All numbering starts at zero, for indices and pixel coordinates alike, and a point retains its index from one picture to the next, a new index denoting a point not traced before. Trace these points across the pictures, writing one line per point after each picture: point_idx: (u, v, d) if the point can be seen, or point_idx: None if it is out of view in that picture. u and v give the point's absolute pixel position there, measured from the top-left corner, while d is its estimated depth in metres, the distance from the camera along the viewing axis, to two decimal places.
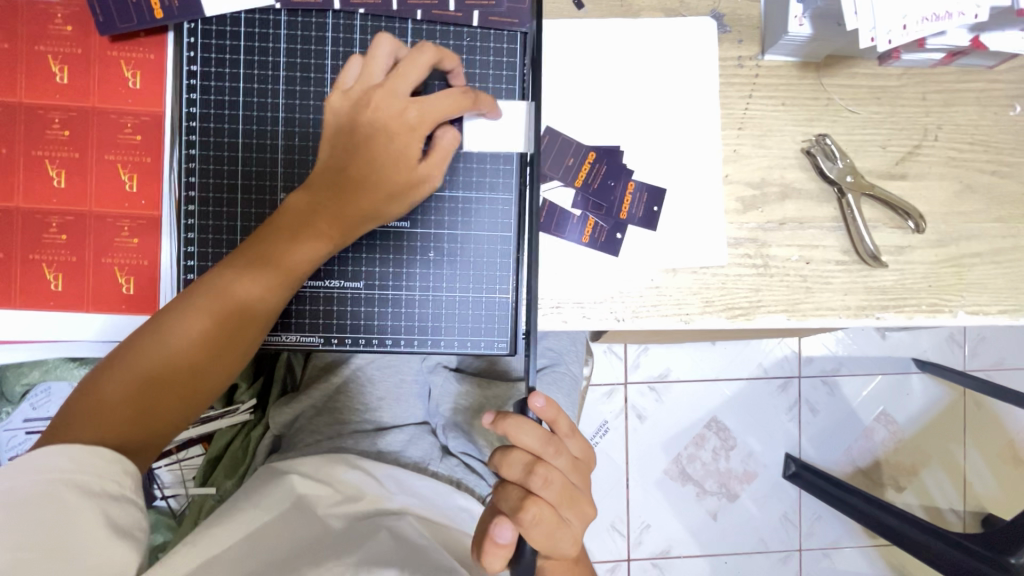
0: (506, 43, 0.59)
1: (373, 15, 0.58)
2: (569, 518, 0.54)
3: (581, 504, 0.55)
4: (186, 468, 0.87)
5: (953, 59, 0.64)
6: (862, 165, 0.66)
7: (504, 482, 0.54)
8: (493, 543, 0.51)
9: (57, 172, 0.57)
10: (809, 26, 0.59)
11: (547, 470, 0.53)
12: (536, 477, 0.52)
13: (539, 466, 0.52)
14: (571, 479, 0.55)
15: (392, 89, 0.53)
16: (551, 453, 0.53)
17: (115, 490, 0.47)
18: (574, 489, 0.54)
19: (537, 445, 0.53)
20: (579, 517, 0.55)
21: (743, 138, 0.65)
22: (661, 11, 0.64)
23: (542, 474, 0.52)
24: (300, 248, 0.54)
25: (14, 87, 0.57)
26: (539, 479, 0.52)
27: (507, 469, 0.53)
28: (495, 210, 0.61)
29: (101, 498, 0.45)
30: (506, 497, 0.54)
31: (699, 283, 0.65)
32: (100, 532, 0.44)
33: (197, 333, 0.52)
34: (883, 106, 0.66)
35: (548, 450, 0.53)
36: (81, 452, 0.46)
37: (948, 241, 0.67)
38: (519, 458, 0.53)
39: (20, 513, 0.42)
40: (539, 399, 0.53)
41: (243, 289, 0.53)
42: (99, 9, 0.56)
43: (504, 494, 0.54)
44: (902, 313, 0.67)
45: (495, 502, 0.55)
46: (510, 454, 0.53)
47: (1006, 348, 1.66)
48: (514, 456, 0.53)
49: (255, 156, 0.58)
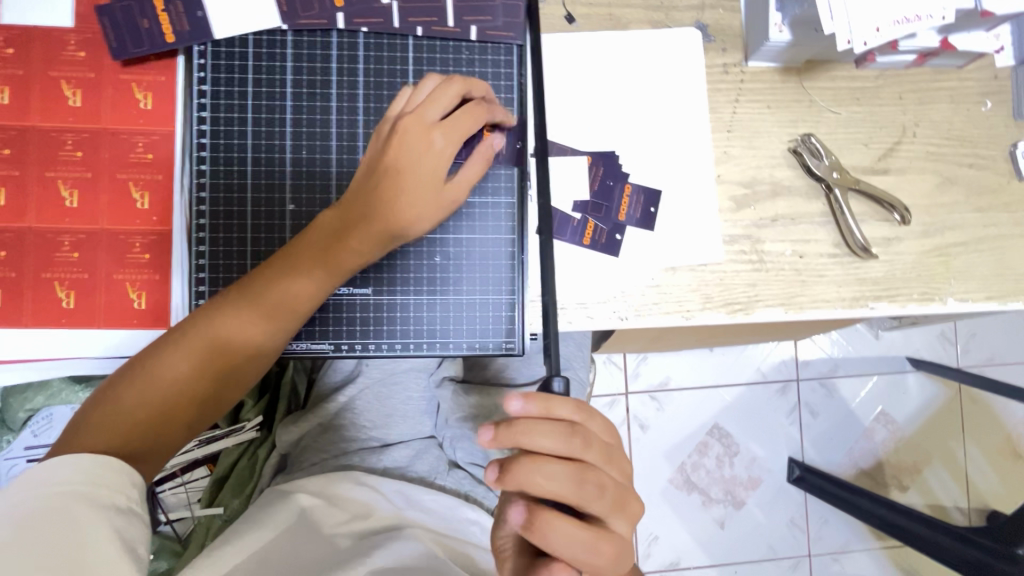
0: (503, 56, 0.62)
1: (375, 32, 0.60)
2: (623, 524, 0.47)
3: (631, 505, 0.48)
4: (192, 490, 0.86)
5: (924, 60, 0.68)
6: (846, 162, 0.69)
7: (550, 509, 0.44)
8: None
9: (69, 192, 0.59)
10: (789, 32, 0.62)
11: (596, 476, 0.45)
12: (584, 487, 0.45)
13: (589, 472, 0.45)
14: (616, 477, 0.48)
15: (422, 115, 0.54)
16: (584, 450, 0.46)
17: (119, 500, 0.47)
18: (623, 489, 0.47)
19: (565, 447, 0.45)
20: (632, 522, 0.48)
21: (733, 140, 0.68)
22: (648, 24, 0.68)
23: (594, 479, 0.45)
24: (304, 279, 0.54)
25: (27, 112, 0.58)
26: (590, 486, 0.45)
27: (543, 488, 0.44)
28: (498, 213, 0.62)
29: (110, 509, 0.46)
30: (556, 530, 0.43)
31: (698, 280, 0.67)
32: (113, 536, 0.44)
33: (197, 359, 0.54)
34: (862, 107, 0.69)
35: (582, 450, 0.46)
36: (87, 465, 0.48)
37: (933, 231, 0.70)
38: (562, 468, 0.45)
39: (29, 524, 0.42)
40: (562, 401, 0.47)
41: (240, 321, 0.54)
42: (114, 36, 0.58)
43: (554, 527, 0.43)
44: (895, 303, 0.69)
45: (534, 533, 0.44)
46: (542, 471, 0.44)
47: (997, 344, 1.69)
48: (547, 471, 0.44)
49: (264, 170, 0.60)
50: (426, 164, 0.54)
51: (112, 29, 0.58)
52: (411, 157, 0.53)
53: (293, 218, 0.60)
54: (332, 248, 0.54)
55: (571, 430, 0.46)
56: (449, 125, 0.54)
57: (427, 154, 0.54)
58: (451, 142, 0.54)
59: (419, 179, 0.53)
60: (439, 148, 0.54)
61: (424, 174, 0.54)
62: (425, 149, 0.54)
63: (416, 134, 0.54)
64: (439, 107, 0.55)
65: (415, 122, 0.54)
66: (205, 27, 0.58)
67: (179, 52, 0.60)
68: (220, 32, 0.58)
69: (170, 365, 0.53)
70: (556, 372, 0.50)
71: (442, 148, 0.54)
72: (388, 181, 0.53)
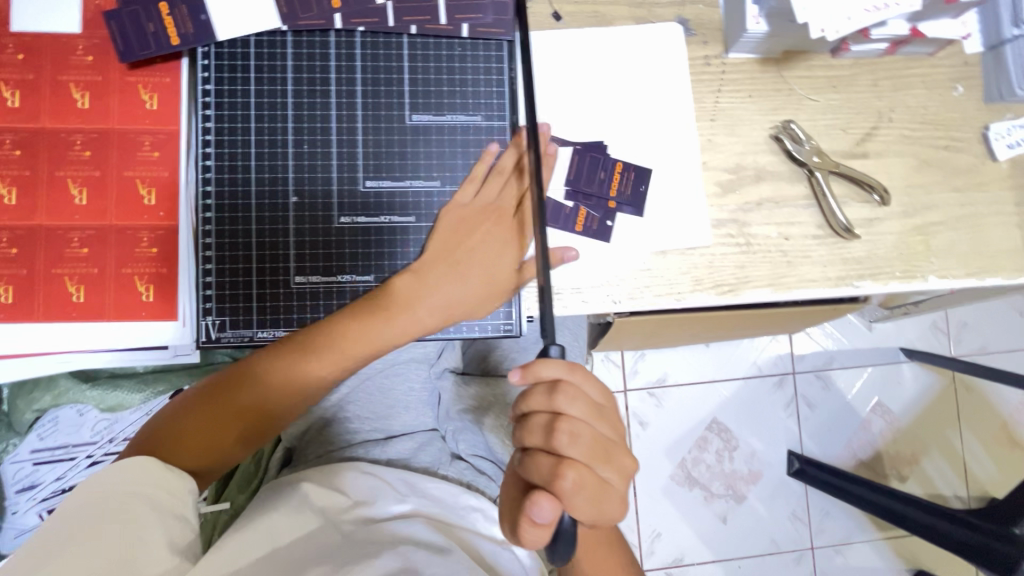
0: (493, 51, 0.65)
1: (371, 31, 0.63)
2: (608, 472, 0.52)
3: (616, 456, 0.53)
4: (197, 488, 0.87)
5: (897, 48, 0.71)
6: (826, 146, 0.72)
7: (530, 453, 0.52)
8: (532, 524, 0.49)
9: (78, 190, 0.61)
10: (765, 23, 0.66)
11: (572, 425, 0.51)
12: (562, 434, 0.51)
13: (560, 422, 0.51)
14: (601, 430, 0.53)
15: (482, 201, 0.63)
16: (568, 405, 0.51)
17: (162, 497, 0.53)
18: (606, 441, 0.52)
19: (548, 403, 0.52)
20: (619, 471, 0.53)
21: (716, 128, 0.71)
22: (632, 20, 0.71)
23: (567, 429, 0.51)
24: (345, 338, 0.59)
25: (37, 114, 0.61)
26: (564, 435, 0.51)
27: (531, 436, 0.52)
28: (493, 201, 0.64)
29: (164, 514, 0.52)
30: (535, 469, 0.51)
31: (688, 264, 0.69)
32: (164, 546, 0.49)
33: (254, 401, 0.59)
34: (839, 94, 0.72)
35: (564, 405, 0.51)
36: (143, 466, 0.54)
37: (912, 211, 0.72)
38: (538, 420, 0.52)
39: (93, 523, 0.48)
40: (545, 365, 0.51)
41: (285, 373, 0.59)
42: (121, 40, 0.60)
43: (534, 467, 0.51)
44: (879, 282, 0.71)
45: (524, 474, 0.53)
46: (530, 422, 0.52)
47: (988, 332, 1.72)
48: (535, 422, 0.52)
49: (267, 164, 0.62)
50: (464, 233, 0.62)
51: (119, 31, 0.60)
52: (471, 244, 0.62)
53: (296, 210, 0.62)
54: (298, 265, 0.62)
55: (558, 382, 0.52)
56: (499, 224, 0.62)
57: (494, 244, 0.62)
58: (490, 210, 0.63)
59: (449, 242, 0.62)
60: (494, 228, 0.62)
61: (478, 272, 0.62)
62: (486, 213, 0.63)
63: (475, 218, 0.63)
64: (499, 194, 0.63)
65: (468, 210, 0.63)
66: (209, 29, 0.60)
67: (184, 56, 0.62)
68: (223, 34, 0.61)
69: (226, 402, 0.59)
70: (551, 342, 0.53)
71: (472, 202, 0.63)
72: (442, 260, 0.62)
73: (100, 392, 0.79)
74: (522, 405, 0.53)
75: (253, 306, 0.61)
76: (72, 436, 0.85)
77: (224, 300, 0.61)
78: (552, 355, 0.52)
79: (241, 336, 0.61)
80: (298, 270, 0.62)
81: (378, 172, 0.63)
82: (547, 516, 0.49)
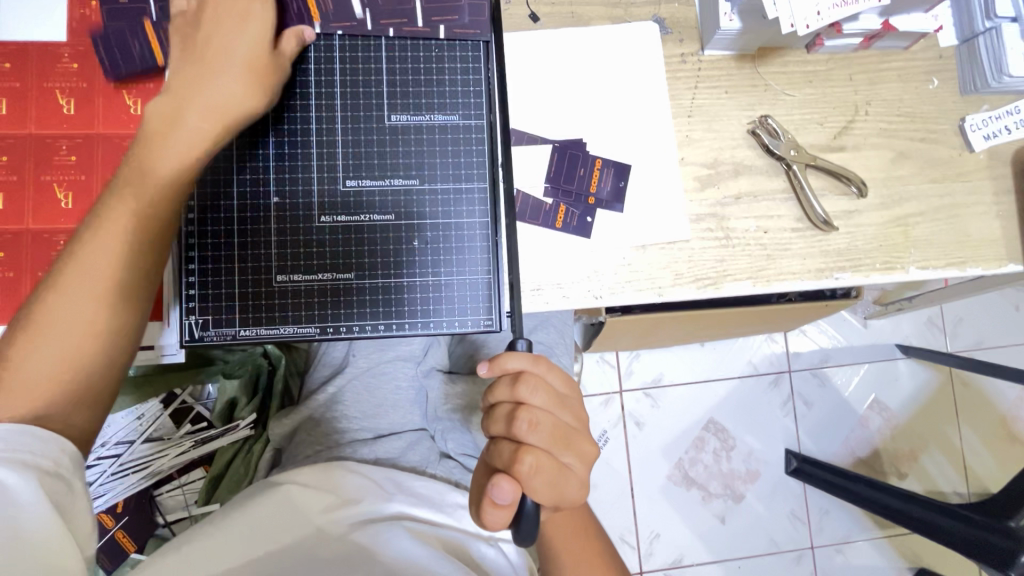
0: (470, 52, 0.66)
1: (350, 35, 0.64)
2: (569, 458, 0.54)
3: (577, 443, 0.55)
4: (188, 492, 0.89)
5: (870, 43, 0.72)
6: (803, 140, 0.73)
7: (495, 441, 0.55)
8: (493, 505, 0.51)
9: (64, 195, 0.62)
10: (738, 20, 0.67)
11: (532, 413, 0.53)
12: (522, 422, 0.53)
13: (522, 411, 0.53)
14: (562, 418, 0.55)
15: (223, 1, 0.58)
16: (528, 395, 0.53)
17: (52, 467, 0.51)
18: (566, 428, 0.55)
19: (509, 392, 0.54)
20: (580, 457, 0.55)
21: (694, 124, 0.72)
22: (608, 20, 0.72)
23: (527, 417, 0.53)
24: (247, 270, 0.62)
25: (24, 121, 0.62)
26: (525, 423, 0.53)
27: (495, 424, 0.55)
28: (472, 199, 0.65)
29: (62, 484, 0.52)
30: (498, 456, 0.54)
31: (668, 258, 0.70)
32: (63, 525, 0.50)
33: (92, 291, 0.55)
34: (816, 88, 0.73)
35: (525, 396, 0.54)
36: (14, 432, 0.51)
37: (891, 203, 0.73)
38: (502, 410, 0.55)
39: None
40: (511, 359, 0.53)
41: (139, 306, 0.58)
42: (105, 58, 0.62)
43: (498, 453, 0.54)
44: (859, 273, 0.72)
45: (490, 461, 0.55)
46: (495, 411, 0.55)
47: (983, 327, 1.72)
48: (498, 411, 0.55)
49: (249, 165, 0.63)
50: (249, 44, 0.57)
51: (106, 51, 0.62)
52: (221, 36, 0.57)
53: (277, 210, 0.63)
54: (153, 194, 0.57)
55: (519, 374, 0.54)
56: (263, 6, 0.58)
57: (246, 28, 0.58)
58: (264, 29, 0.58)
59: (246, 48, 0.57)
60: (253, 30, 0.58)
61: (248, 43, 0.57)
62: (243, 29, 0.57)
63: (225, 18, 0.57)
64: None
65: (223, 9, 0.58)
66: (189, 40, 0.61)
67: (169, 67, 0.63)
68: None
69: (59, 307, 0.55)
70: (519, 335, 0.55)
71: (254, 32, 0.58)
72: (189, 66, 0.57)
73: None
74: (487, 397, 0.56)
75: (236, 306, 0.62)
76: None
77: (207, 300, 0.62)
78: (518, 347, 0.55)
79: (225, 335, 0.62)
80: (280, 270, 0.63)
81: (358, 171, 0.64)
82: (508, 498, 0.51)
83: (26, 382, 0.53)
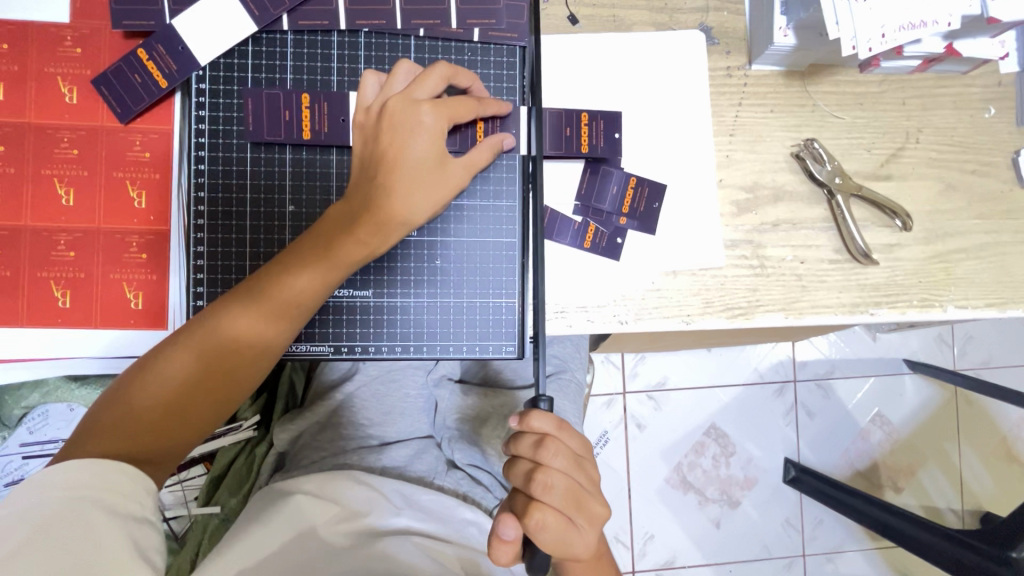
0: (506, 57, 0.62)
1: (377, 32, 0.61)
2: (580, 522, 0.51)
3: (590, 505, 0.52)
4: (188, 488, 0.86)
5: (930, 66, 0.67)
6: (849, 167, 0.69)
7: (512, 493, 0.53)
8: (498, 540, 0.50)
9: (65, 190, 0.60)
10: (793, 36, 0.62)
11: (547, 475, 0.51)
12: (536, 483, 0.50)
13: (537, 472, 0.51)
14: (578, 480, 0.52)
15: (409, 93, 0.54)
16: (546, 456, 0.51)
17: (114, 496, 0.47)
18: (582, 492, 0.52)
19: (530, 451, 0.52)
20: (591, 520, 0.52)
21: (735, 144, 0.68)
22: (652, 25, 0.67)
23: (542, 479, 0.50)
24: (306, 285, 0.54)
25: (24, 109, 0.59)
26: (538, 484, 0.50)
27: (512, 477, 0.53)
28: (499, 216, 0.63)
29: (125, 519, 0.47)
30: (512, 504, 0.53)
31: (698, 285, 0.67)
32: (125, 552, 0.45)
33: (277, 317, 0.54)
34: (866, 112, 0.69)
35: (543, 455, 0.51)
36: (116, 469, 0.48)
37: (934, 238, 0.70)
38: (521, 465, 0.53)
39: (42, 534, 0.43)
40: (537, 419, 0.51)
41: (269, 316, 0.53)
42: (116, 102, 0.59)
43: (510, 501, 0.53)
44: (895, 310, 0.69)
45: (506, 504, 0.54)
46: (514, 466, 0.53)
47: (994, 347, 1.69)
48: (518, 466, 0.53)
49: (264, 170, 0.60)
50: (418, 154, 0.53)
51: (254, 111, 0.59)
52: (393, 146, 0.53)
53: (293, 219, 0.60)
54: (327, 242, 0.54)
55: (546, 430, 0.51)
56: (441, 103, 0.54)
57: (422, 131, 0.53)
58: (440, 116, 0.54)
59: (416, 165, 0.53)
60: (429, 124, 0.53)
61: (420, 154, 0.53)
62: (417, 126, 0.53)
63: (405, 111, 0.54)
64: (428, 87, 0.55)
65: (402, 100, 0.54)
66: (190, 58, 0.58)
67: (177, 90, 0.61)
68: (217, 45, 0.59)
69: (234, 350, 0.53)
70: (542, 392, 0.51)
71: (431, 123, 0.53)
72: (380, 188, 0.53)
73: (88, 391, 0.79)
74: (510, 447, 0.53)
75: None
76: (59, 431, 0.80)
77: None
78: (541, 408, 0.51)
79: None
80: None
81: None
82: (513, 534, 0.50)
83: (160, 412, 0.53)
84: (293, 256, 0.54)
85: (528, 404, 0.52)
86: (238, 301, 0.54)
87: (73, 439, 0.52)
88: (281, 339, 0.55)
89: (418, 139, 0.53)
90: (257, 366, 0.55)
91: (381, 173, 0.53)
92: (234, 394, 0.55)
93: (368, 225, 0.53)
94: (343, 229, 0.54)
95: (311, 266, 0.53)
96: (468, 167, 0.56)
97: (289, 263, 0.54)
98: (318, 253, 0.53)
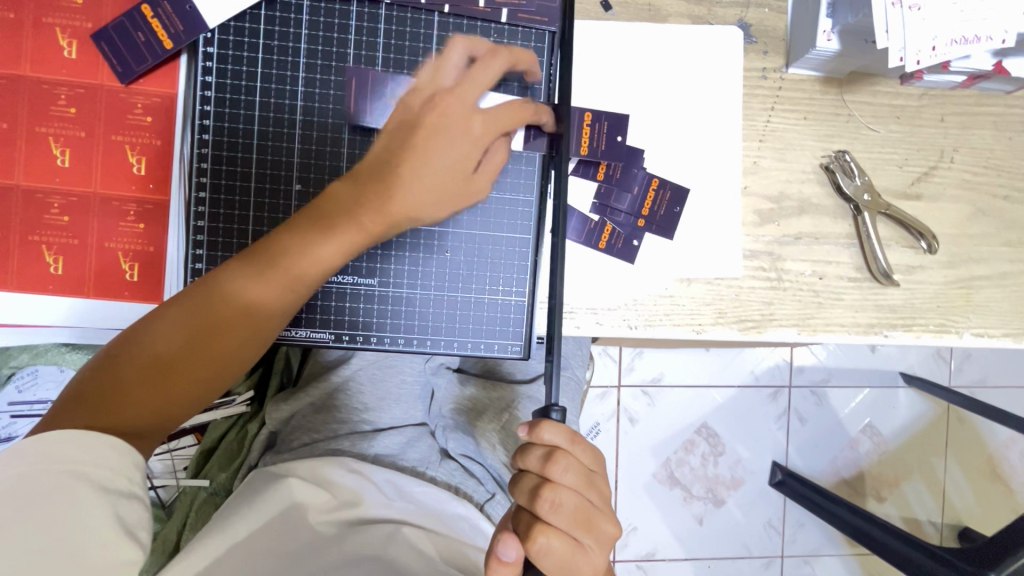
0: (534, 42, 0.59)
1: (399, 5, 0.57)
2: (588, 543, 0.50)
3: (599, 524, 0.51)
4: (178, 458, 0.88)
5: (973, 83, 0.64)
6: (878, 183, 0.66)
7: (518, 509, 0.52)
8: (498, 561, 0.48)
9: (60, 151, 0.57)
10: (837, 41, 0.59)
11: (556, 493, 0.49)
12: (543, 501, 0.49)
13: (545, 490, 0.49)
14: (589, 499, 0.51)
15: (461, 95, 0.54)
16: (556, 474, 0.49)
17: (101, 473, 0.45)
18: (591, 511, 0.50)
19: (539, 466, 0.50)
20: (600, 541, 0.51)
21: (764, 151, 0.65)
22: (687, 18, 0.64)
23: (549, 497, 0.49)
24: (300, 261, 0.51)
25: (19, 60, 0.56)
26: (546, 503, 0.49)
27: (518, 494, 0.51)
28: (515, 211, 0.61)
29: (112, 496, 0.45)
30: (517, 519, 0.52)
31: (712, 294, 0.65)
32: (110, 532, 0.44)
33: (274, 288, 0.51)
34: (902, 126, 0.66)
35: (553, 473, 0.49)
36: (99, 442, 0.46)
37: (958, 262, 0.67)
38: (528, 481, 0.51)
39: (27, 508, 0.42)
40: (548, 430, 0.49)
41: (264, 287, 0.51)
42: (117, 60, 0.56)
43: (513, 519, 0.52)
44: (910, 333, 0.67)
45: (510, 523, 0.53)
46: (520, 480, 0.51)
47: (992, 366, 1.68)
48: (525, 482, 0.51)
49: (272, 144, 0.57)
50: (450, 159, 0.53)
51: (280, 77, 0.57)
52: (425, 145, 0.52)
53: (299, 199, 0.57)
54: (325, 218, 0.51)
55: (559, 444, 0.50)
56: (491, 113, 0.54)
57: (463, 138, 0.53)
58: (488, 130, 0.54)
59: (444, 167, 0.53)
60: (474, 134, 0.54)
61: (451, 158, 0.53)
62: (460, 133, 0.53)
63: (453, 116, 0.53)
64: (476, 89, 0.55)
65: (454, 101, 0.54)
66: (197, 18, 0.55)
67: (183, 52, 0.57)
68: (229, 7, 0.55)
69: (229, 323, 0.51)
70: (554, 402, 0.51)
71: (476, 133, 0.54)
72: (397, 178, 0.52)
73: (80, 356, 0.77)
74: (517, 461, 0.52)
75: None
76: (49, 393, 0.78)
77: None
78: (553, 418, 0.50)
79: None
80: None
81: None
82: (514, 556, 0.48)
83: (145, 382, 0.50)
84: (294, 234, 0.51)
85: (539, 414, 0.52)
86: (232, 271, 0.51)
87: (57, 409, 0.49)
88: (279, 312, 0.53)
89: (455, 144, 0.53)
90: (253, 338, 0.53)
91: (406, 164, 0.52)
92: (226, 365, 0.52)
93: (373, 210, 0.51)
94: (348, 211, 0.51)
95: (314, 247, 0.50)
96: (490, 172, 0.56)
97: (286, 238, 0.51)
98: (320, 234, 0.51)
